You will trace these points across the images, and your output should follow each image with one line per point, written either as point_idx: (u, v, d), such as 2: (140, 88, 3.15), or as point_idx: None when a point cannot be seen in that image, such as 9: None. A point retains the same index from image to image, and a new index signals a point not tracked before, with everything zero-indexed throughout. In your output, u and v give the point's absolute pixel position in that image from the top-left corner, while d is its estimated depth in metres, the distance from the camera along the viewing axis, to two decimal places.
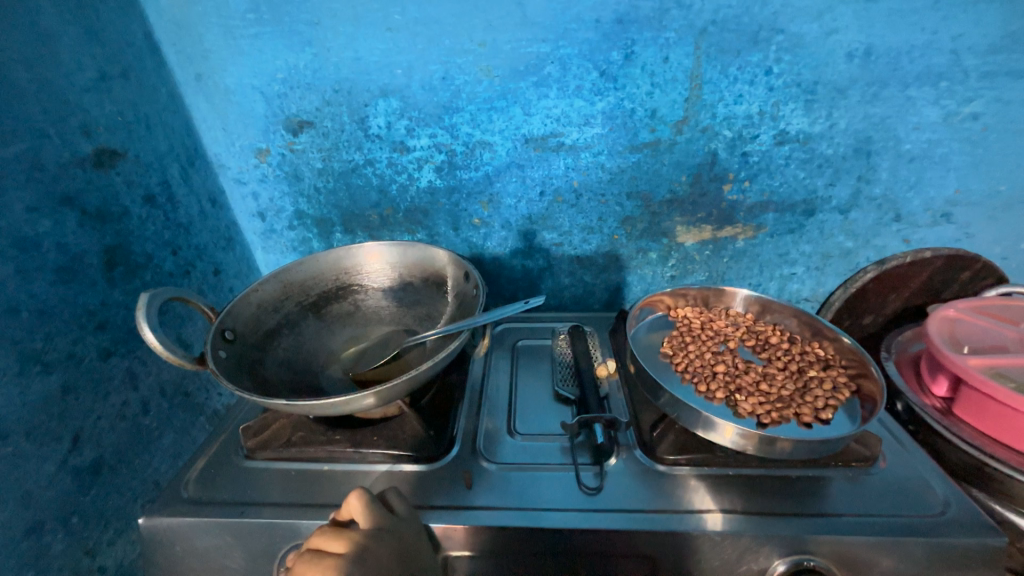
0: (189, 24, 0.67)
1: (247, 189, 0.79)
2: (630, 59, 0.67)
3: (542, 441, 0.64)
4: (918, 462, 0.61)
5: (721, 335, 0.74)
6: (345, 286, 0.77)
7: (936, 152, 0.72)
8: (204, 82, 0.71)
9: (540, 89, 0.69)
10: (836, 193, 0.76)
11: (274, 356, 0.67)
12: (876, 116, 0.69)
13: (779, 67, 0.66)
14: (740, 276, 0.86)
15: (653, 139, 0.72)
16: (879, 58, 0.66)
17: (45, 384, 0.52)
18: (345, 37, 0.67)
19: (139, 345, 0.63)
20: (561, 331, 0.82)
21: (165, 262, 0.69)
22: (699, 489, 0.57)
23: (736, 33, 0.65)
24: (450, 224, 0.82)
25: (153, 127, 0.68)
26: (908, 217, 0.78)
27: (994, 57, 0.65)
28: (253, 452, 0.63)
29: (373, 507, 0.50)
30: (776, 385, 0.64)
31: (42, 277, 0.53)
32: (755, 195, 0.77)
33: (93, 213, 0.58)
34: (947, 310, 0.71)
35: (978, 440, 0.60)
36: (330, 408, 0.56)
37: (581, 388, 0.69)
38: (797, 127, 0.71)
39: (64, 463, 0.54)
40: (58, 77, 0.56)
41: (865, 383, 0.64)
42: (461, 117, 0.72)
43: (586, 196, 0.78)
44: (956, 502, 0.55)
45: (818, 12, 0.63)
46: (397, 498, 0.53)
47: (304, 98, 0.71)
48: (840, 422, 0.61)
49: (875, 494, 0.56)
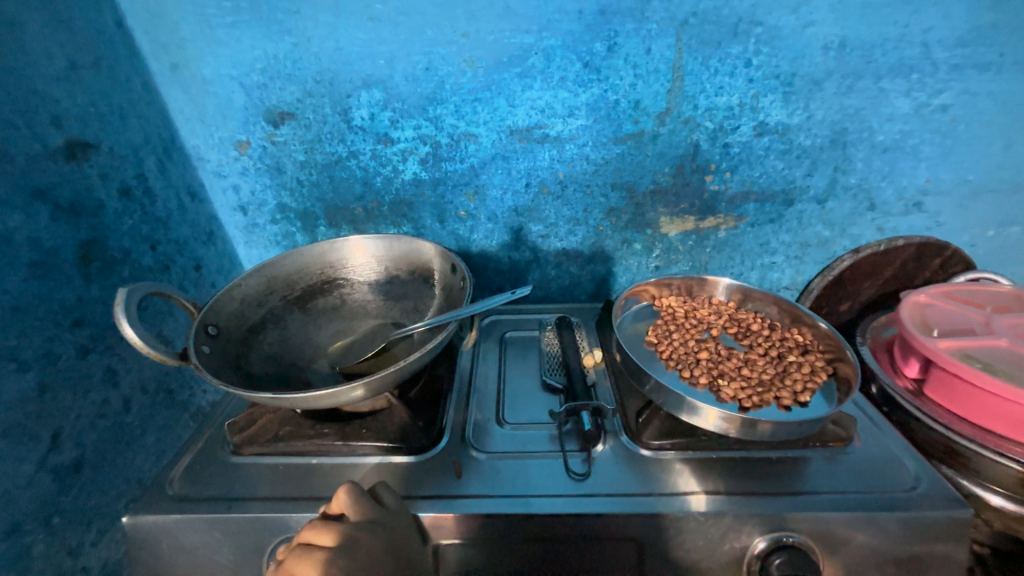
0: (163, 13, 0.65)
1: (227, 182, 0.78)
2: (613, 51, 0.67)
3: (531, 430, 0.65)
4: (891, 441, 0.63)
5: (705, 323, 0.75)
6: (331, 280, 0.77)
7: (908, 143, 0.75)
8: (181, 72, 0.69)
9: (524, 80, 0.70)
10: (814, 184, 0.78)
11: (259, 351, 0.66)
12: (851, 107, 0.71)
13: (758, 59, 0.68)
14: (722, 265, 0.88)
15: (636, 130, 0.73)
16: (853, 51, 0.67)
17: (20, 383, 0.51)
18: (326, 27, 0.66)
19: (119, 342, 0.62)
20: (549, 323, 0.83)
21: (144, 257, 0.68)
22: (683, 472, 0.58)
23: (716, 24, 0.66)
24: (436, 216, 0.82)
25: (127, 118, 0.66)
26: (882, 206, 0.80)
27: (962, 50, 0.67)
28: (240, 447, 0.62)
29: (363, 500, 0.50)
30: (757, 370, 0.66)
31: (14, 273, 0.51)
32: (736, 186, 0.78)
33: (67, 207, 0.57)
34: (918, 295, 0.74)
35: (947, 419, 0.62)
36: (317, 400, 0.56)
37: (568, 377, 0.69)
38: (776, 118, 0.72)
39: (43, 462, 0.53)
40: (26, 66, 0.54)
41: (841, 366, 0.66)
42: (445, 108, 0.72)
43: (571, 187, 0.79)
44: (926, 477, 0.57)
45: (795, 5, 0.64)
46: (387, 493, 0.53)
47: (284, 89, 0.70)
48: (818, 404, 0.63)
49: (851, 472, 0.58)
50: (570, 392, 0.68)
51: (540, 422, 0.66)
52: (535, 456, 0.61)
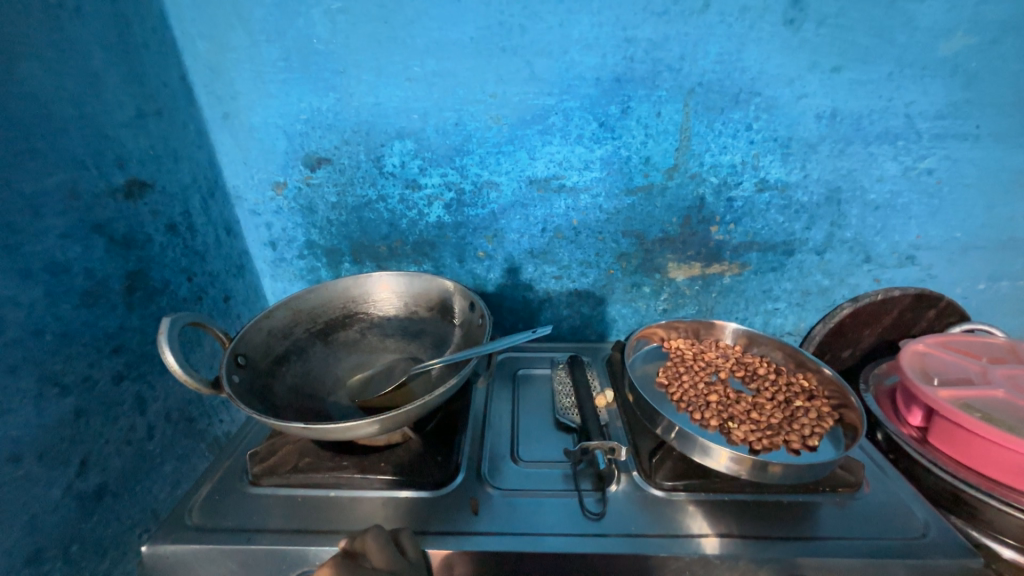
0: (222, 69, 0.72)
1: (261, 219, 0.83)
2: (626, 113, 0.74)
3: (545, 468, 0.66)
4: (898, 488, 0.64)
5: (713, 365, 0.78)
6: (352, 314, 0.80)
7: (898, 202, 0.80)
8: (231, 120, 0.76)
9: (544, 137, 0.76)
10: (812, 236, 0.83)
11: (283, 381, 0.68)
12: (844, 168, 0.78)
13: (758, 124, 0.74)
14: (727, 310, 0.91)
15: (646, 183, 0.79)
16: (844, 120, 0.74)
17: (60, 407, 0.53)
18: (367, 85, 0.73)
19: (150, 369, 0.64)
20: (559, 362, 0.85)
21: (180, 288, 0.71)
22: (697, 514, 0.59)
23: (720, 94, 0.73)
24: (455, 256, 0.86)
25: (179, 160, 0.71)
26: (877, 259, 0.85)
27: (942, 122, 0.74)
28: (259, 478, 0.63)
29: (388, 551, 0.50)
30: (766, 414, 0.68)
31: (68, 301, 0.54)
32: (739, 236, 0.83)
33: (120, 240, 0.61)
34: (917, 344, 0.77)
35: (952, 467, 0.64)
36: (341, 432, 0.57)
37: (582, 417, 0.71)
38: (775, 176, 0.78)
39: (70, 488, 0.54)
40: (101, 114, 0.60)
41: (846, 412, 0.68)
42: (470, 159, 0.78)
43: (584, 233, 0.83)
44: (935, 525, 0.59)
45: (790, 79, 0.72)
46: (411, 542, 0.52)
47: (324, 137, 0.76)
48: (826, 449, 0.65)
49: (861, 518, 0.59)
50: (584, 430, 0.69)
51: (554, 461, 0.67)
52: (549, 494, 0.62)
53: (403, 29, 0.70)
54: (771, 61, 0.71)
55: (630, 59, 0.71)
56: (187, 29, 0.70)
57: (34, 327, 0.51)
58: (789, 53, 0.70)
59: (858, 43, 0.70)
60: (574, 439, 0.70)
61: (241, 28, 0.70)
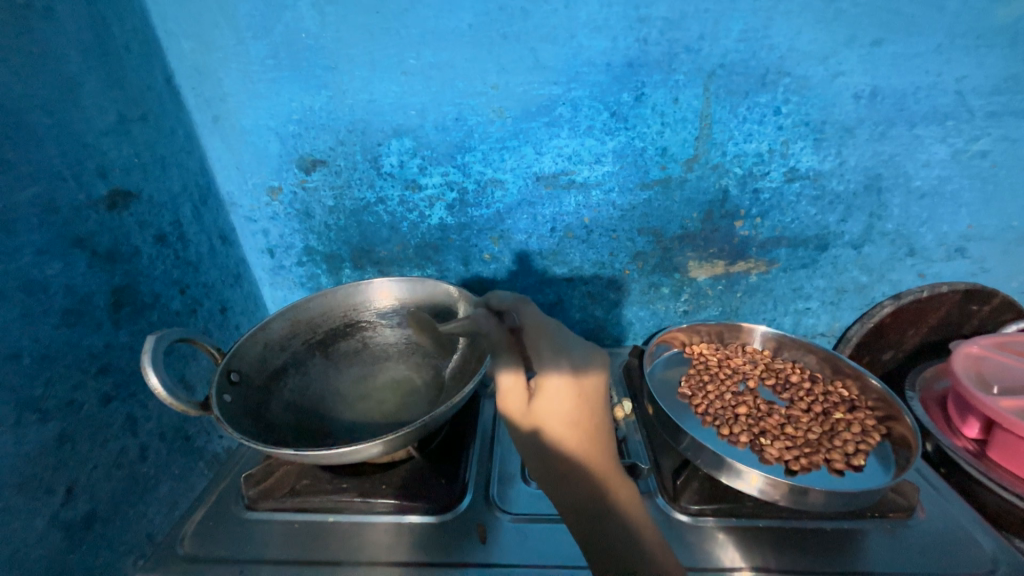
0: (209, 70, 0.69)
1: (258, 226, 0.79)
2: (640, 100, 0.68)
3: (577, 471, 0.49)
4: (957, 511, 0.58)
5: (740, 373, 0.72)
6: (353, 323, 0.76)
7: (947, 188, 0.72)
8: (221, 123, 0.72)
9: (552, 129, 0.70)
10: (848, 229, 0.76)
11: (281, 398, 0.65)
12: (885, 153, 0.70)
13: (787, 107, 0.67)
14: (754, 310, 0.85)
15: (664, 176, 0.73)
16: (885, 99, 0.67)
17: (41, 433, 0.50)
18: (361, 80, 0.68)
19: (141, 388, 0.61)
20: (500, 303, 0.62)
21: (172, 301, 0.68)
22: (727, 544, 0.53)
23: (744, 75, 0.66)
24: (460, 259, 0.81)
25: (168, 167, 0.68)
26: (921, 252, 0.77)
27: (999, 98, 0.66)
28: (254, 502, 0.59)
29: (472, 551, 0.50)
30: (803, 429, 0.62)
31: (46, 320, 0.51)
32: (766, 231, 0.77)
33: (104, 254, 0.58)
34: (970, 346, 0.70)
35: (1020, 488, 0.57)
36: (336, 457, 0.53)
37: (557, 373, 0.50)
38: (807, 164, 0.71)
39: (55, 518, 0.51)
40: (79, 122, 0.57)
41: (895, 426, 0.62)
42: (473, 156, 0.73)
43: (596, 232, 0.78)
44: (1005, 559, 0.52)
45: (824, 55, 0.64)
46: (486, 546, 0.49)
47: (318, 138, 0.72)
48: (873, 470, 0.58)
49: (917, 549, 0.53)
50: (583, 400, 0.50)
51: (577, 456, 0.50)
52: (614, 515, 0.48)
53: (396, 19, 0.65)
54: (803, 36, 0.63)
55: (643, 41, 0.64)
56: (170, 28, 0.66)
57: (10, 350, 0.48)
58: (824, 26, 0.63)
59: (902, 12, 0.62)
60: (586, 409, 0.51)
61: (225, 24, 0.66)
